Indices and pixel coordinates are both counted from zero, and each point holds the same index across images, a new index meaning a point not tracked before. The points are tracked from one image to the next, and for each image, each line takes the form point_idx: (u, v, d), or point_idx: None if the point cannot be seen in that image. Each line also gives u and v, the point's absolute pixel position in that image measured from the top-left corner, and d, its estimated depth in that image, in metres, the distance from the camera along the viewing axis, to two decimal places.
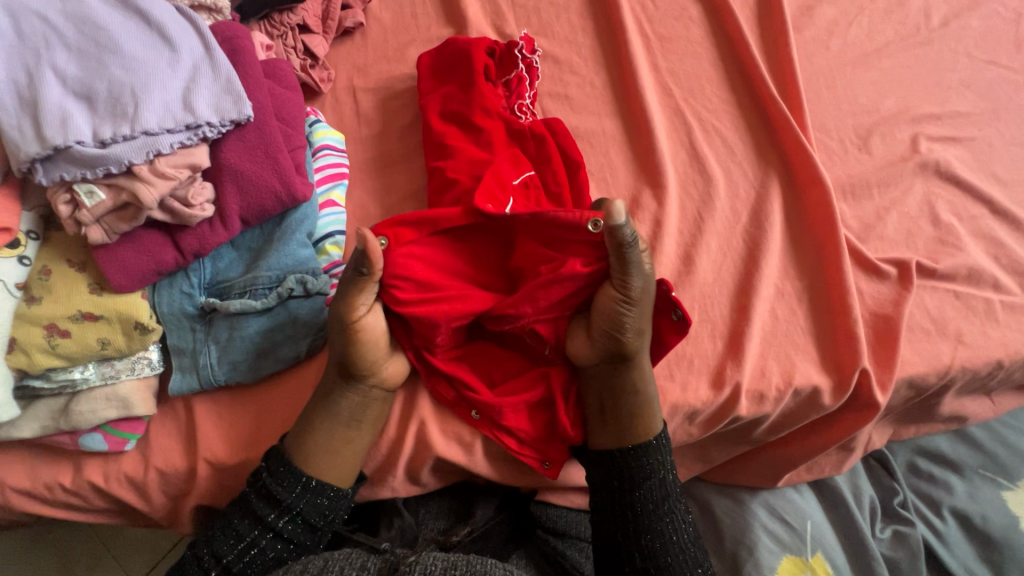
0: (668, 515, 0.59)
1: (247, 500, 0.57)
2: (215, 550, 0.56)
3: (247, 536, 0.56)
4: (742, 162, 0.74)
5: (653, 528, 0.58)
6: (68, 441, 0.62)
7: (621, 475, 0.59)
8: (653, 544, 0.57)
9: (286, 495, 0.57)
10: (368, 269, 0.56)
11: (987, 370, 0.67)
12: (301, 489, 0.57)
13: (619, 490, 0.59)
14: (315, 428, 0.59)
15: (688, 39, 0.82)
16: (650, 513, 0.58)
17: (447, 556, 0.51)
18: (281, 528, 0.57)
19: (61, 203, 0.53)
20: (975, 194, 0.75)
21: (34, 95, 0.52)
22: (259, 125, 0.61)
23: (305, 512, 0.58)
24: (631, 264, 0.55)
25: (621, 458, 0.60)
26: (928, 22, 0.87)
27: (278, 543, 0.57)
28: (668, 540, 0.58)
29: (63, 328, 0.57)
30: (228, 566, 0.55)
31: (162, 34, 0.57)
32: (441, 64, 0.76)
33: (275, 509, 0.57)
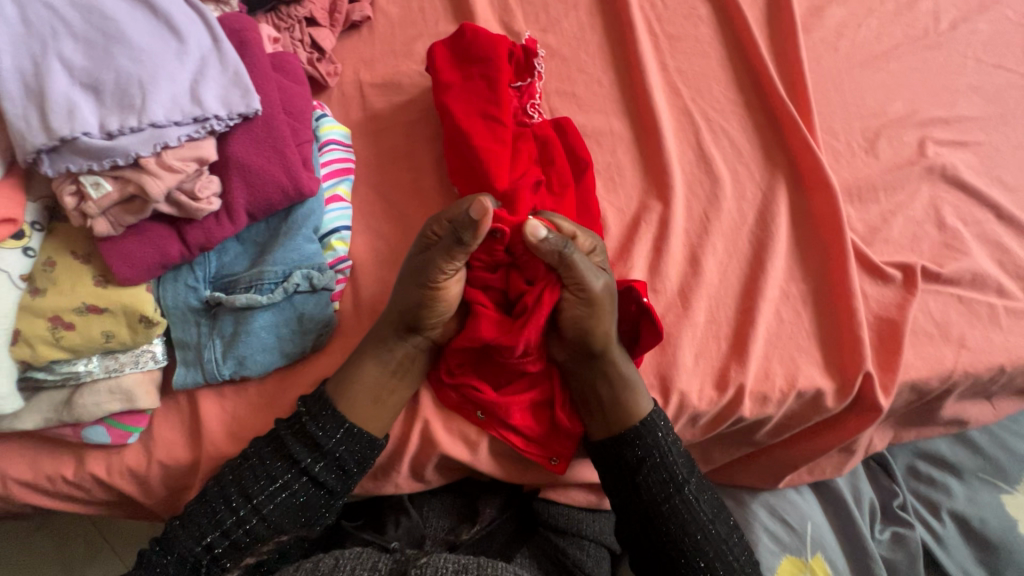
0: (681, 496, 0.59)
1: (281, 441, 0.57)
2: (244, 487, 0.56)
3: (280, 479, 0.56)
4: (750, 163, 0.74)
5: (666, 512, 0.59)
6: (71, 433, 0.61)
7: (626, 468, 0.60)
8: (669, 529, 0.58)
9: (325, 438, 0.58)
10: (468, 239, 0.53)
11: (989, 375, 0.67)
12: (341, 435, 0.58)
13: (626, 480, 0.60)
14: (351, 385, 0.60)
15: (696, 39, 0.82)
16: (660, 497, 0.59)
17: (459, 559, 0.48)
18: (316, 473, 0.57)
19: (67, 195, 0.53)
20: (981, 198, 0.75)
21: (40, 85, 0.51)
22: (267, 119, 0.61)
23: (342, 458, 0.58)
24: (578, 265, 0.56)
25: (619, 448, 0.60)
26: (937, 25, 0.87)
27: (310, 487, 0.58)
28: (687, 521, 0.58)
29: (67, 320, 0.57)
30: (258, 507, 0.55)
31: (170, 25, 0.57)
32: (460, 59, 0.74)
33: (311, 454, 0.57)
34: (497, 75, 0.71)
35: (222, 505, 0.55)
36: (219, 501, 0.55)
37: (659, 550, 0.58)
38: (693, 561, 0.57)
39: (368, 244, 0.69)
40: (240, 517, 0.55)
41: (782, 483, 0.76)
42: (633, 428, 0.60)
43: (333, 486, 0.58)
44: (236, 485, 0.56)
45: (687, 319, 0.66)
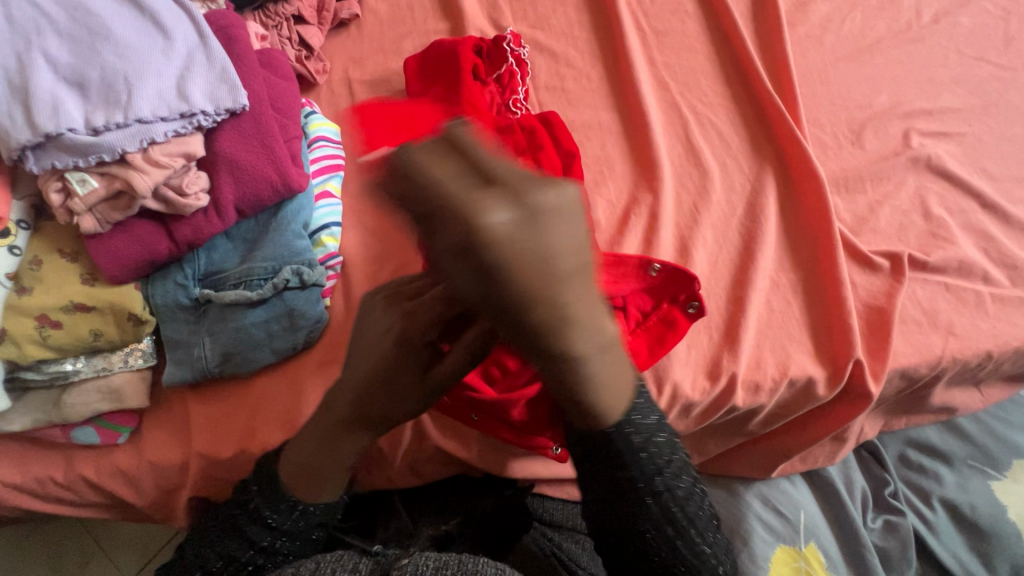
0: (665, 508, 0.57)
1: (238, 525, 0.57)
2: (205, 566, 0.56)
3: (242, 557, 0.57)
4: (738, 156, 0.75)
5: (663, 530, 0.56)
6: (59, 434, 0.61)
7: (614, 490, 0.58)
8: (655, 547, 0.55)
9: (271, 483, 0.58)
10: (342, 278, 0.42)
11: (977, 361, 0.68)
12: (297, 513, 0.58)
13: (614, 498, 0.58)
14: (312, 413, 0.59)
15: (683, 34, 0.83)
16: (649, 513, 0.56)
17: (440, 555, 0.49)
18: (276, 547, 0.58)
19: (53, 191, 0.53)
20: (965, 188, 0.76)
21: (25, 82, 0.51)
22: (255, 114, 0.60)
23: (298, 531, 0.58)
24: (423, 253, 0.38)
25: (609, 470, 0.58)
26: (919, 19, 0.88)
27: (271, 557, 0.58)
28: (676, 541, 0.55)
29: (55, 319, 0.56)
30: None
31: (156, 21, 0.56)
32: (427, 65, 0.75)
33: (270, 534, 0.57)
34: (462, 74, 0.73)
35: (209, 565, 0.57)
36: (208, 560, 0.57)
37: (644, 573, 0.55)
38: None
39: (359, 240, 0.69)
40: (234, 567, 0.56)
41: (774, 473, 0.76)
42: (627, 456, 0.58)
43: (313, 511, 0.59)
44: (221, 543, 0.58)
45: None
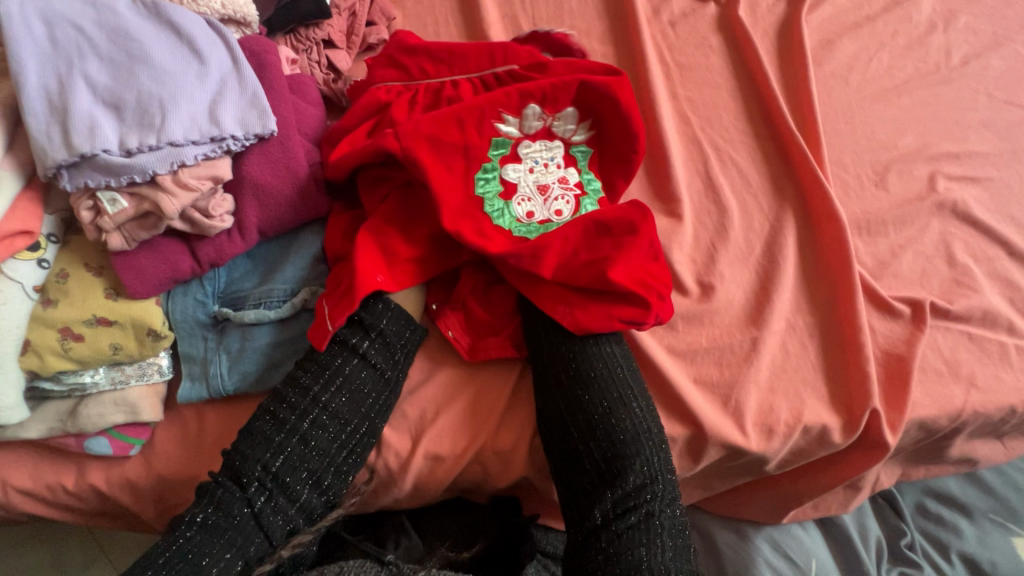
0: (615, 379, 0.61)
1: (280, 392, 0.59)
2: (250, 458, 0.56)
3: (287, 423, 0.57)
4: (758, 194, 0.74)
5: (599, 391, 0.60)
6: (73, 443, 0.62)
7: (558, 375, 0.61)
8: (602, 412, 0.59)
9: (325, 392, 0.59)
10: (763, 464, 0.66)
11: (999, 415, 0.67)
12: (346, 355, 0.61)
13: (569, 389, 0.60)
14: (380, 314, 0.62)
15: (707, 69, 0.83)
16: (595, 379, 0.61)
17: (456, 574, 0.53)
18: (327, 404, 0.59)
19: (84, 209, 0.54)
20: (992, 235, 0.74)
21: (64, 103, 0.52)
22: (282, 140, 0.61)
23: (341, 403, 0.59)
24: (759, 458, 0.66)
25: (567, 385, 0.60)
26: (949, 61, 0.87)
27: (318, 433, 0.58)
28: (616, 402, 0.60)
29: (77, 332, 0.57)
30: (267, 466, 0.56)
31: (192, 46, 0.58)
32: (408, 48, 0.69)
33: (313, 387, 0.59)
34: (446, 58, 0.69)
35: (249, 525, 0.54)
36: (237, 498, 0.54)
37: (588, 440, 0.59)
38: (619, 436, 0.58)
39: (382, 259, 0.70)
40: (289, 513, 0.56)
41: (785, 518, 0.75)
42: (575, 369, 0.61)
43: (382, 368, 0.62)
44: (248, 463, 0.55)
45: (689, 346, 0.66)
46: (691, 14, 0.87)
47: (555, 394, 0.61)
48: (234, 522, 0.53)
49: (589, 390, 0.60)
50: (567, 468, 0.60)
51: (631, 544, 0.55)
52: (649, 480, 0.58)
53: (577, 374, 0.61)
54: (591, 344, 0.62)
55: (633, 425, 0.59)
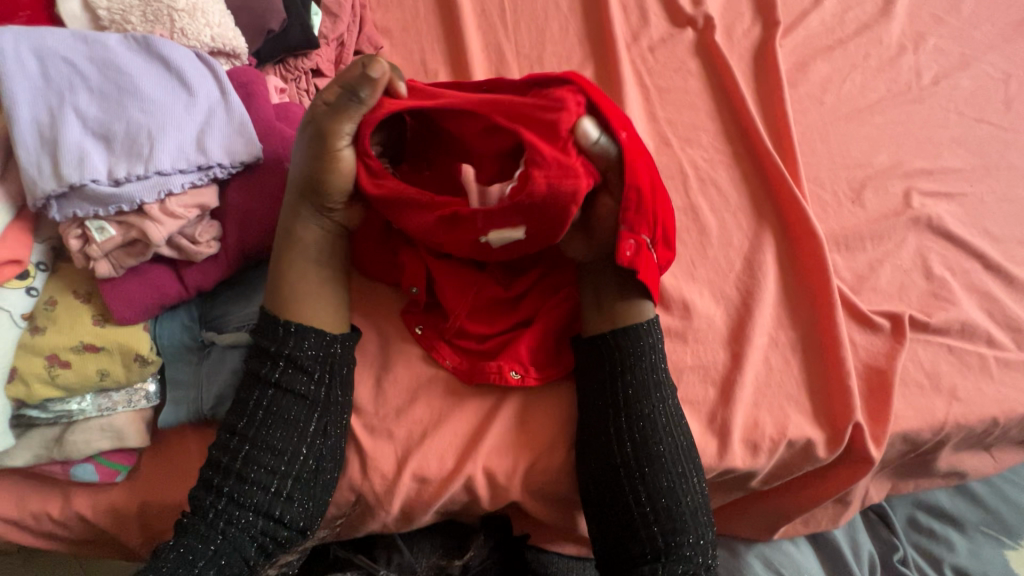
0: (676, 463, 0.60)
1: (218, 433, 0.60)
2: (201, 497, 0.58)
3: (222, 462, 0.59)
4: (737, 212, 0.76)
5: (654, 469, 0.60)
6: (59, 471, 0.62)
7: (608, 445, 0.61)
8: (657, 489, 0.59)
9: (250, 426, 0.59)
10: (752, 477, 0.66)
11: (982, 427, 0.68)
12: (272, 390, 0.60)
13: (615, 461, 0.60)
14: (285, 338, 0.61)
15: (686, 91, 0.85)
16: (651, 455, 0.60)
17: None
18: (252, 436, 0.59)
19: (72, 238, 0.55)
20: (969, 249, 0.76)
21: (55, 135, 0.54)
22: (269, 169, 0.63)
23: (269, 431, 0.59)
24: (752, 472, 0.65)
25: (614, 459, 0.60)
26: (920, 80, 0.90)
27: (257, 466, 0.58)
28: (670, 484, 0.60)
29: (64, 359, 0.58)
30: (216, 505, 0.57)
31: (181, 78, 0.60)
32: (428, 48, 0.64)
33: (241, 418, 0.60)
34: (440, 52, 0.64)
35: (213, 545, 0.56)
36: (195, 527, 0.56)
37: (628, 513, 0.60)
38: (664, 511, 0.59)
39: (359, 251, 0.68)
40: (253, 535, 0.58)
41: (776, 535, 0.75)
42: (626, 445, 0.60)
43: (305, 392, 0.61)
44: (195, 504, 0.58)
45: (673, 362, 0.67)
46: (670, 39, 0.90)
47: (602, 409, 0.62)
48: (196, 560, 0.55)
49: (646, 418, 0.61)
50: (607, 491, 0.61)
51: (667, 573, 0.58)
52: (689, 514, 0.60)
53: (643, 450, 0.60)
54: (652, 366, 0.63)
55: (679, 456, 0.61)
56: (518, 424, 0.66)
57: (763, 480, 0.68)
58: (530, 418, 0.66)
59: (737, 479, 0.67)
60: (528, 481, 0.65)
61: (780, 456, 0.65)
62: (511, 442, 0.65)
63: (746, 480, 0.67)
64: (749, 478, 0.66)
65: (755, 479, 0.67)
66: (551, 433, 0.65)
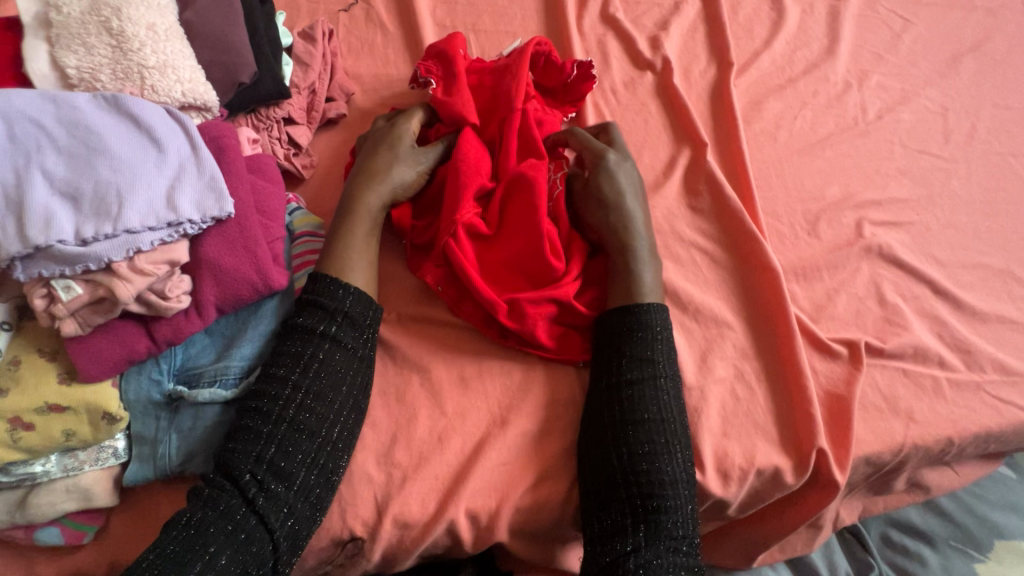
0: (669, 430, 0.64)
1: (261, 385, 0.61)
2: (238, 458, 0.58)
3: (273, 412, 0.60)
4: (701, 246, 0.79)
5: (648, 441, 0.63)
6: (21, 536, 0.60)
7: (611, 405, 0.65)
8: (650, 459, 0.62)
9: (304, 377, 0.62)
10: (727, 506, 0.67)
11: (939, 446, 0.71)
12: (329, 344, 0.64)
13: (612, 426, 0.64)
14: (343, 297, 0.66)
15: (648, 131, 0.89)
16: (646, 415, 0.64)
17: None
18: (307, 386, 0.61)
19: (37, 297, 0.55)
20: (918, 275, 0.80)
21: (21, 196, 0.54)
22: (240, 220, 0.64)
23: (318, 387, 0.62)
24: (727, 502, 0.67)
25: (617, 425, 0.63)
26: (865, 115, 0.96)
27: (302, 414, 0.60)
28: (664, 452, 0.63)
29: (28, 421, 0.57)
30: (261, 456, 0.58)
31: (152, 136, 0.61)
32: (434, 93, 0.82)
33: (295, 368, 0.62)
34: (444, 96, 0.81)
35: (239, 514, 0.55)
36: (226, 492, 0.56)
37: (623, 486, 0.61)
38: (657, 482, 0.61)
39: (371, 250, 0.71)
40: (284, 500, 0.57)
41: (754, 563, 0.78)
42: (625, 412, 0.64)
43: (353, 347, 0.65)
44: (241, 456, 0.58)
45: None
46: (631, 82, 0.94)
47: (610, 381, 0.66)
48: (227, 518, 0.55)
49: (634, 387, 0.65)
50: (594, 455, 0.64)
51: (648, 535, 0.60)
52: (671, 483, 0.62)
53: (634, 416, 0.64)
54: (646, 343, 0.67)
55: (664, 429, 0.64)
56: (496, 462, 0.66)
57: (738, 509, 0.69)
58: (507, 459, 0.66)
59: (714, 507, 0.68)
60: (509, 521, 0.65)
61: (752, 485, 0.67)
62: (491, 483, 0.65)
63: (721, 510, 0.68)
64: (726, 508, 0.68)
65: (729, 508, 0.68)
66: (528, 471, 0.66)
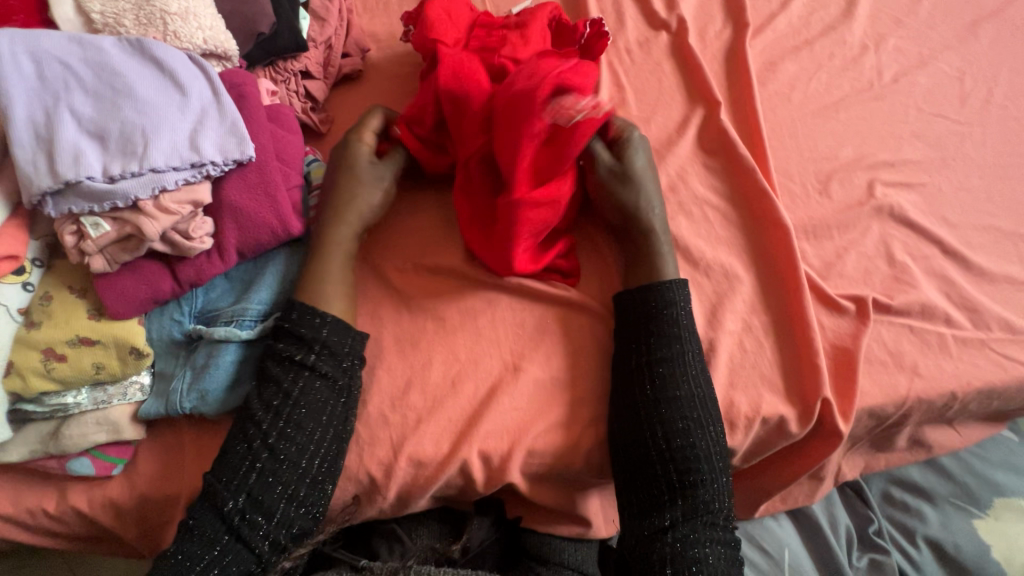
0: (697, 408, 0.65)
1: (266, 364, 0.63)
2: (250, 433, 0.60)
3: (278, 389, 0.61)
4: (713, 204, 0.80)
5: (680, 419, 0.64)
6: (55, 465, 0.63)
7: (640, 386, 0.65)
8: (682, 436, 0.63)
9: (305, 352, 0.63)
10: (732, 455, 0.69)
11: (942, 401, 0.72)
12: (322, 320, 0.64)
13: (640, 407, 0.64)
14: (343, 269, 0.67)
15: (662, 91, 0.89)
16: (676, 395, 0.65)
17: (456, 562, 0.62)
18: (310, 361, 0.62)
19: (68, 233, 0.57)
20: (928, 236, 0.80)
21: (51, 133, 0.56)
22: (260, 165, 0.65)
23: (320, 360, 0.63)
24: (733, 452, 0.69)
25: (647, 404, 0.64)
26: (881, 78, 0.95)
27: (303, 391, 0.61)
28: (696, 429, 0.64)
29: (60, 352, 0.59)
30: (267, 431, 0.60)
31: (175, 79, 0.62)
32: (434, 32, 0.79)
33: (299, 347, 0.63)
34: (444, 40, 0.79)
35: (250, 482, 0.58)
36: (237, 461, 0.59)
37: (657, 464, 0.63)
38: (691, 457, 0.62)
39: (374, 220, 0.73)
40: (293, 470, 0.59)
41: (756, 514, 0.80)
42: (653, 392, 0.65)
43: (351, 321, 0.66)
44: (252, 427, 0.60)
45: None
46: (646, 42, 0.94)
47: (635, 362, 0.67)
48: (211, 544, 0.55)
49: (665, 363, 0.66)
50: (628, 433, 0.65)
51: (687, 513, 0.62)
52: (706, 458, 0.63)
53: (665, 394, 0.65)
54: (674, 320, 0.68)
55: (696, 405, 0.65)
56: (508, 407, 0.68)
57: (742, 459, 0.71)
58: (519, 404, 0.68)
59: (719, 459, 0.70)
60: (520, 464, 0.67)
61: (756, 434, 0.69)
62: (503, 427, 0.67)
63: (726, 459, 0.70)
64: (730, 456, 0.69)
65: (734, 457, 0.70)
66: (539, 416, 0.68)
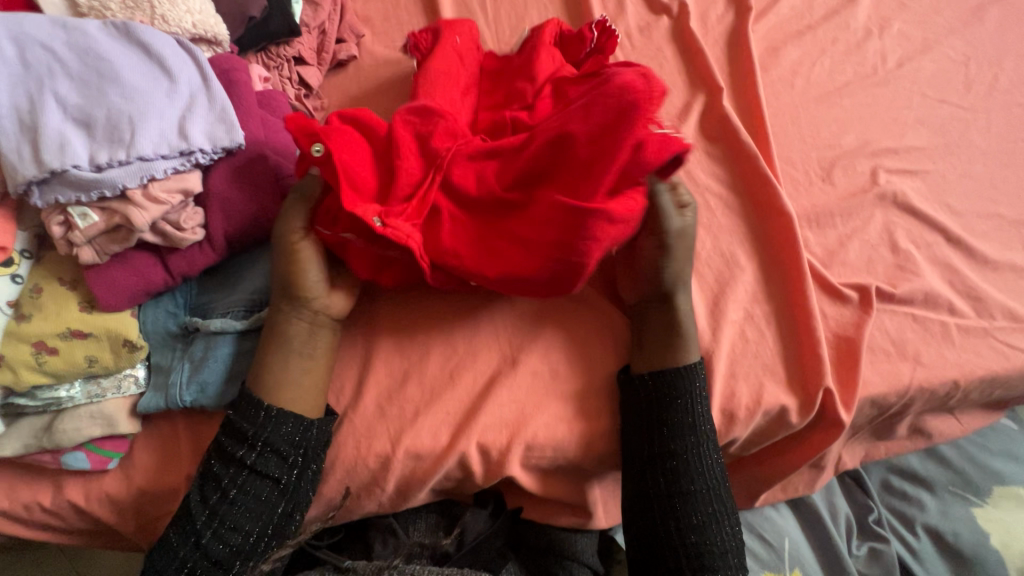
0: (706, 497, 0.63)
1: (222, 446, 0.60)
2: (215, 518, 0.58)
3: (238, 476, 0.59)
4: (714, 193, 0.78)
5: (690, 510, 0.62)
6: (50, 460, 0.62)
7: (643, 473, 0.64)
8: (692, 522, 0.62)
9: (260, 435, 0.60)
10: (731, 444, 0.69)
11: (944, 389, 0.71)
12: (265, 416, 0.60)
13: (653, 500, 0.63)
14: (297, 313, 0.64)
15: (663, 77, 0.88)
16: (687, 485, 0.63)
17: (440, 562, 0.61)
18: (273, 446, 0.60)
19: (55, 224, 0.56)
20: (932, 223, 0.80)
21: (35, 121, 0.54)
22: (250, 155, 0.64)
23: (275, 441, 0.60)
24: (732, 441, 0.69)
25: (663, 499, 0.63)
26: (885, 64, 0.94)
27: (255, 475, 0.59)
28: (710, 521, 0.62)
29: (51, 345, 0.58)
30: (217, 508, 0.58)
31: (162, 65, 0.60)
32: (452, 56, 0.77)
33: (246, 440, 0.60)
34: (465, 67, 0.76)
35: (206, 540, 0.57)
36: (186, 536, 0.57)
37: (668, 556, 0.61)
38: (704, 552, 0.61)
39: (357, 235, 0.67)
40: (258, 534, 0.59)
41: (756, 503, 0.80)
42: (670, 487, 0.63)
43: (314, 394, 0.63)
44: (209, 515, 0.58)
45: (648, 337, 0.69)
46: (646, 27, 0.92)
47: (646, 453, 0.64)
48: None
49: (678, 458, 0.63)
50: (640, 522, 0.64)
51: None
52: (720, 548, 0.61)
53: (678, 490, 0.63)
54: (683, 408, 0.64)
55: (712, 497, 0.63)
56: (507, 398, 0.67)
57: (740, 449, 0.71)
58: (518, 396, 0.67)
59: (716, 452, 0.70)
60: (520, 457, 0.66)
61: (755, 424, 0.68)
62: (502, 419, 0.66)
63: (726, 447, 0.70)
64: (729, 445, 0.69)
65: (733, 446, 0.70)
66: (538, 408, 0.67)
